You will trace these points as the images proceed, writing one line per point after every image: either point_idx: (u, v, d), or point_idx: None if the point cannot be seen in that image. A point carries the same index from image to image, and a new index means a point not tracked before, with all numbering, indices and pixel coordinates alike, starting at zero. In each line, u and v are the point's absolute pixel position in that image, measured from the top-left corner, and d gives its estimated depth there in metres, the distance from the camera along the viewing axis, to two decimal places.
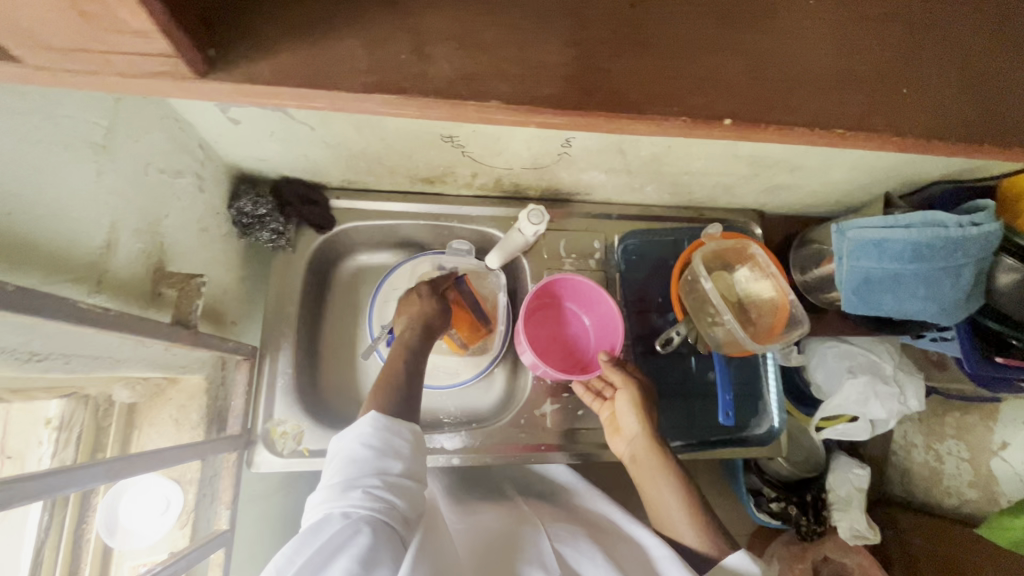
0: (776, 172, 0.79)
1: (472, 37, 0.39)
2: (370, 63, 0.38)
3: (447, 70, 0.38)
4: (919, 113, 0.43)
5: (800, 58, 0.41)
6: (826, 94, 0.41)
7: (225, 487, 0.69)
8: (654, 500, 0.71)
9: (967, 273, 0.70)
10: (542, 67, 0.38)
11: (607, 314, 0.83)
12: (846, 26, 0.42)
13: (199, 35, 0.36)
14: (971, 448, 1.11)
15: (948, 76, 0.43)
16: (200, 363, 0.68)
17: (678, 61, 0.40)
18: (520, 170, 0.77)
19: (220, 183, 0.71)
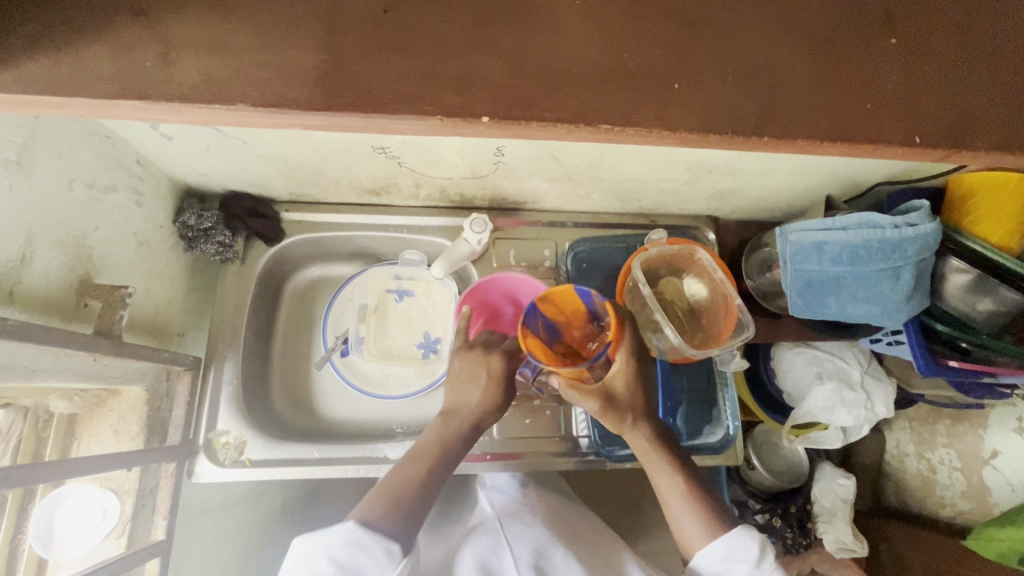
0: (717, 177, 0.79)
1: (218, 41, 0.38)
2: (112, 70, 0.37)
3: (191, 75, 0.37)
4: (692, 106, 0.40)
5: (556, 55, 0.39)
6: (587, 88, 0.39)
7: (162, 498, 0.70)
8: (674, 512, 0.66)
9: (907, 274, 0.69)
10: (292, 69, 0.38)
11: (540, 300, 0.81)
12: (612, 25, 0.40)
13: None
14: (962, 457, 1.08)
15: (724, 69, 0.40)
16: (138, 374, 0.69)
17: (429, 61, 0.38)
18: (461, 179, 0.79)
19: (161, 198, 0.73)
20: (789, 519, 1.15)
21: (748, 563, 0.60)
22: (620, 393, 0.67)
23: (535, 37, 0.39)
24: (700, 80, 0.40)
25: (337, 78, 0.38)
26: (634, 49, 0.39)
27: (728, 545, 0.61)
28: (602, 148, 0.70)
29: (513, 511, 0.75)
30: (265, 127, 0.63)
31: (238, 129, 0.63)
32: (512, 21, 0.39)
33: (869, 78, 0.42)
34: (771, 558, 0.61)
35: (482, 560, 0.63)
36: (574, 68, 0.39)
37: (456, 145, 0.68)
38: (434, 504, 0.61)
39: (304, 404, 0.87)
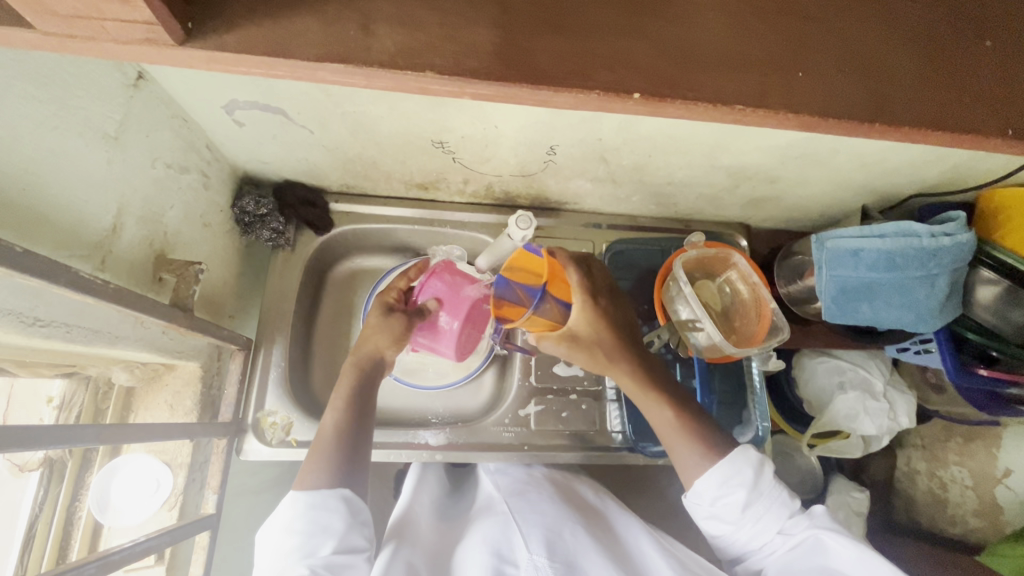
0: (756, 184, 0.82)
1: (412, 16, 0.38)
2: (328, 36, 0.37)
3: (391, 45, 0.38)
4: (813, 92, 0.41)
5: (695, 40, 0.41)
6: (727, 71, 0.40)
7: (213, 472, 0.70)
8: (674, 450, 0.67)
9: (941, 283, 0.71)
10: (473, 45, 0.38)
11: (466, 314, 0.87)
12: (743, 16, 0.41)
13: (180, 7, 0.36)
14: (974, 475, 1.11)
15: (839, 59, 0.42)
16: (195, 351, 0.71)
17: (591, 40, 0.39)
18: (509, 177, 0.82)
19: (223, 182, 0.76)
20: None
21: (744, 486, 0.62)
22: (582, 330, 0.68)
23: (710, 27, 0.41)
24: (819, 69, 0.42)
25: (510, 53, 0.38)
26: (759, 41, 0.41)
27: (725, 471, 0.63)
28: (651, 151, 0.73)
29: (517, 489, 0.74)
30: (334, 117, 0.66)
31: (310, 117, 0.66)
32: (666, 11, 0.41)
33: (959, 67, 0.44)
34: (766, 476, 0.63)
35: (493, 546, 0.63)
36: (711, 52, 0.41)
37: (513, 141, 0.71)
38: (363, 438, 0.67)
39: None
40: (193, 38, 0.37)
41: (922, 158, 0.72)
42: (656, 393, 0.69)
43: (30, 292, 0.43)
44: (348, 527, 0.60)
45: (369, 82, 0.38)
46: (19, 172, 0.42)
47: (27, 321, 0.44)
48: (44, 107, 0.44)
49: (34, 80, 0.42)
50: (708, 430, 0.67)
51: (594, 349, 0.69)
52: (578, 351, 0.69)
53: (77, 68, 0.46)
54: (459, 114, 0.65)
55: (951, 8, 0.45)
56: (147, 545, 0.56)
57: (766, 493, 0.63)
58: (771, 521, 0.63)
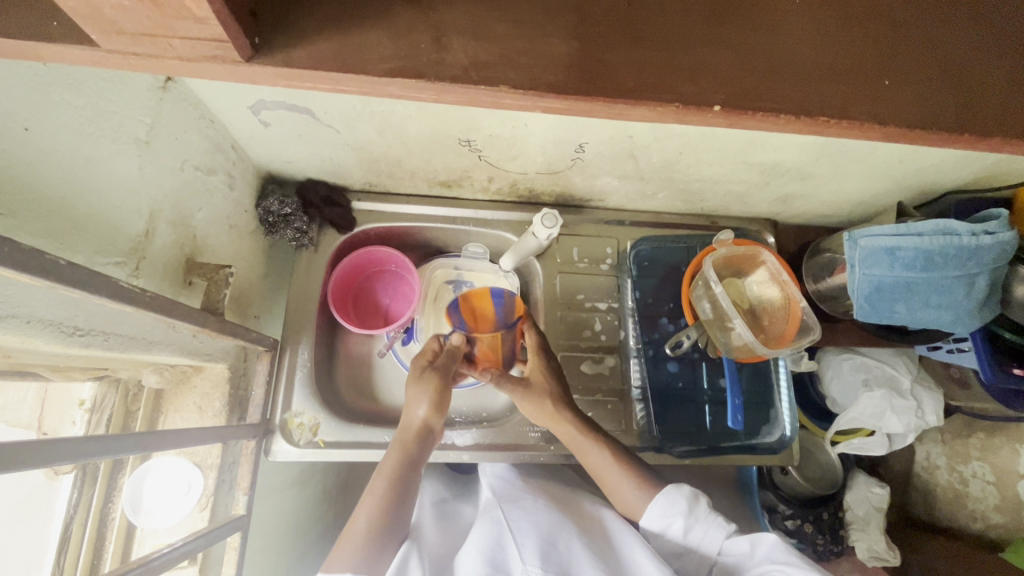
0: (787, 180, 0.80)
1: (486, 30, 0.40)
2: (394, 52, 0.39)
3: (464, 58, 0.39)
4: (897, 99, 0.42)
5: (793, 52, 0.41)
6: (819, 83, 0.41)
7: (243, 474, 0.71)
8: (610, 484, 0.73)
9: (980, 282, 0.70)
10: (553, 58, 0.39)
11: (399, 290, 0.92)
12: (835, 26, 0.42)
13: (247, 24, 0.37)
14: (996, 472, 1.10)
15: (920, 67, 0.43)
16: (223, 352, 0.71)
17: (679, 52, 0.40)
18: (535, 175, 0.80)
19: (248, 182, 0.75)
20: (819, 524, 1.18)
21: (681, 515, 0.68)
22: (534, 376, 0.78)
23: (800, 42, 0.42)
24: (907, 77, 0.43)
25: (588, 66, 0.39)
26: (844, 47, 0.42)
27: (662, 503, 0.69)
28: (682, 148, 0.71)
29: (512, 497, 0.74)
30: (361, 116, 0.65)
31: (337, 117, 0.65)
32: (759, 26, 0.41)
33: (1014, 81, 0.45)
34: (703, 503, 0.68)
35: (488, 555, 0.64)
36: (798, 62, 0.41)
37: (541, 139, 0.69)
38: (388, 541, 0.63)
39: (366, 389, 0.89)
40: (258, 53, 0.38)
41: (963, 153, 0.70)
42: (596, 435, 0.75)
43: (69, 301, 0.43)
44: None
45: (434, 93, 0.39)
46: (56, 180, 0.41)
47: (67, 331, 0.44)
48: (80, 112, 0.43)
49: (67, 85, 0.42)
50: (636, 467, 0.73)
51: (548, 396, 0.76)
52: (532, 401, 0.76)
53: (110, 71, 0.46)
54: (488, 112, 0.64)
55: (993, 28, 0.45)
56: (182, 550, 0.57)
57: (704, 518, 0.68)
58: (709, 545, 0.67)
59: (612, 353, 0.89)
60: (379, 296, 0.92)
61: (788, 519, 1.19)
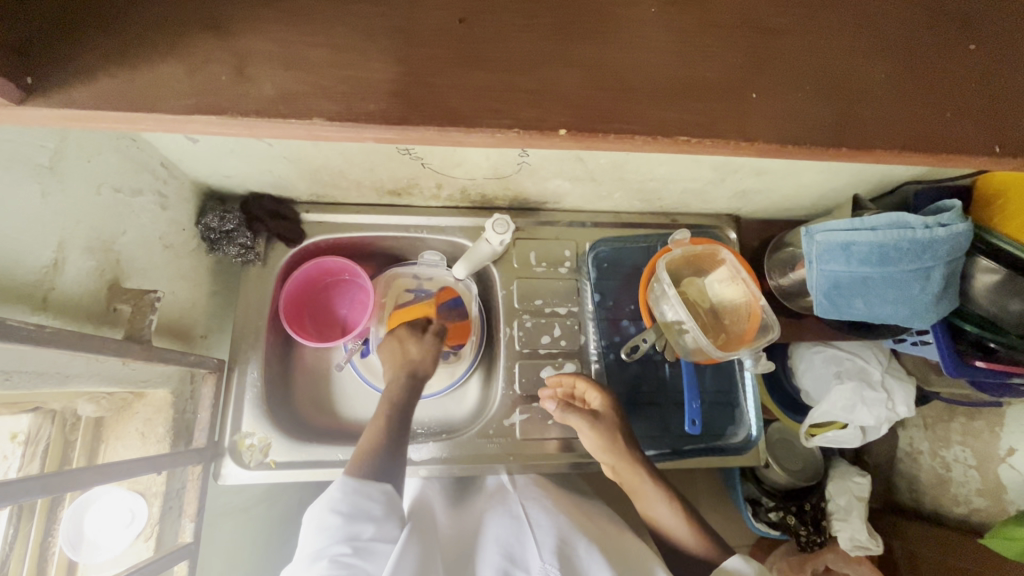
0: (742, 176, 0.78)
1: (299, 59, 0.37)
2: (189, 86, 0.37)
3: (268, 92, 0.37)
4: (784, 120, 0.42)
5: (642, 66, 0.40)
6: (668, 103, 0.40)
7: (190, 500, 0.69)
8: (660, 516, 0.77)
9: (937, 276, 0.68)
10: (367, 84, 0.37)
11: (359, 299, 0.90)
12: (689, 33, 0.41)
13: (11, 63, 0.35)
14: (977, 455, 1.09)
15: (800, 80, 0.42)
16: (164, 377, 0.70)
17: (517, 75, 0.39)
18: (484, 180, 0.78)
19: (185, 200, 0.73)
20: (802, 517, 1.20)
21: None
22: (603, 411, 0.76)
23: (663, 52, 0.40)
24: (774, 92, 0.41)
25: (415, 96, 0.38)
26: (708, 60, 0.40)
27: (736, 567, 0.67)
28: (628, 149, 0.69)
29: (534, 498, 0.75)
30: None
31: None
32: (607, 41, 0.40)
33: (933, 83, 0.44)
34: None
35: (506, 548, 0.64)
36: (648, 79, 0.40)
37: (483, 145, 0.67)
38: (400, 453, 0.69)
39: (325, 404, 0.87)
40: (32, 96, 0.35)
41: None
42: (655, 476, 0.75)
43: None
44: (384, 519, 0.62)
45: (313, 112, 0.37)
46: None
47: None
48: None
49: None
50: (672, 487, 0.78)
51: (617, 431, 0.75)
52: (604, 437, 0.74)
53: None
54: None
55: (865, 31, 0.44)
56: None
57: None
58: None
59: (574, 358, 0.86)
60: (337, 307, 0.90)
61: (772, 511, 1.21)
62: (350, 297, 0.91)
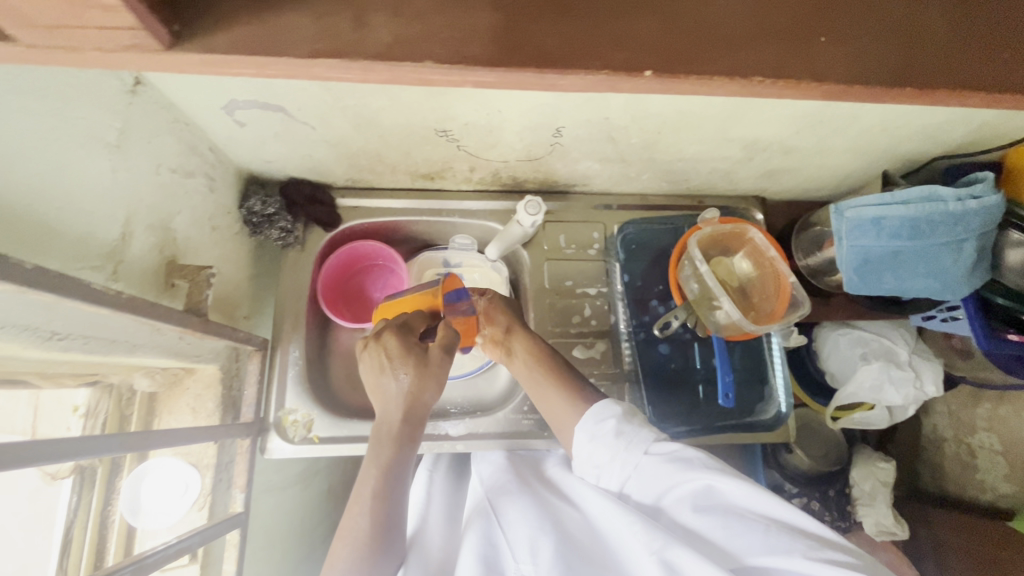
0: (770, 155, 0.80)
1: (408, 6, 0.40)
2: (318, 32, 0.39)
3: (385, 35, 0.39)
4: (841, 53, 0.43)
5: (719, 14, 0.41)
6: (744, 48, 0.41)
7: (240, 472, 0.72)
8: (553, 406, 0.73)
9: (969, 248, 0.69)
10: (475, 27, 0.40)
11: (392, 283, 0.92)
12: None
13: (165, 12, 0.37)
14: (1004, 440, 1.09)
15: (868, 23, 0.44)
16: (214, 353, 0.72)
17: (604, 18, 0.40)
18: (515, 162, 0.80)
19: (229, 184, 0.76)
20: (825, 502, 1.21)
21: (614, 421, 0.67)
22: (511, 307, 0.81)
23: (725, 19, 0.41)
24: (845, 34, 0.43)
25: (513, 37, 0.39)
26: (776, 8, 0.42)
27: (595, 414, 0.68)
28: (660, 128, 0.71)
29: (501, 487, 0.75)
30: (336, 111, 0.65)
31: (311, 112, 0.65)
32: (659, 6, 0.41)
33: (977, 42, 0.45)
34: (639, 416, 0.69)
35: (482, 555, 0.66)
36: (722, 26, 0.41)
37: (518, 125, 0.69)
38: (389, 529, 0.64)
39: (360, 384, 0.89)
40: (180, 43, 0.38)
41: (942, 118, 0.69)
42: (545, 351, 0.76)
43: (45, 307, 0.43)
44: None
45: (379, 72, 0.39)
46: (23, 186, 0.42)
47: (44, 336, 0.45)
48: (44, 120, 0.44)
49: (30, 93, 0.42)
50: (575, 380, 0.74)
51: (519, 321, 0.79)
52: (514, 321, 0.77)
53: (72, 76, 0.46)
54: (462, 101, 0.64)
55: None
56: (180, 546, 0.58)
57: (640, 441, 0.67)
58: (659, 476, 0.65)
59: (603, 337, 0.89)
60: (371, 291, 0.93)
61: (795, 497, 1.20)
62: (382, 281, 0.93)
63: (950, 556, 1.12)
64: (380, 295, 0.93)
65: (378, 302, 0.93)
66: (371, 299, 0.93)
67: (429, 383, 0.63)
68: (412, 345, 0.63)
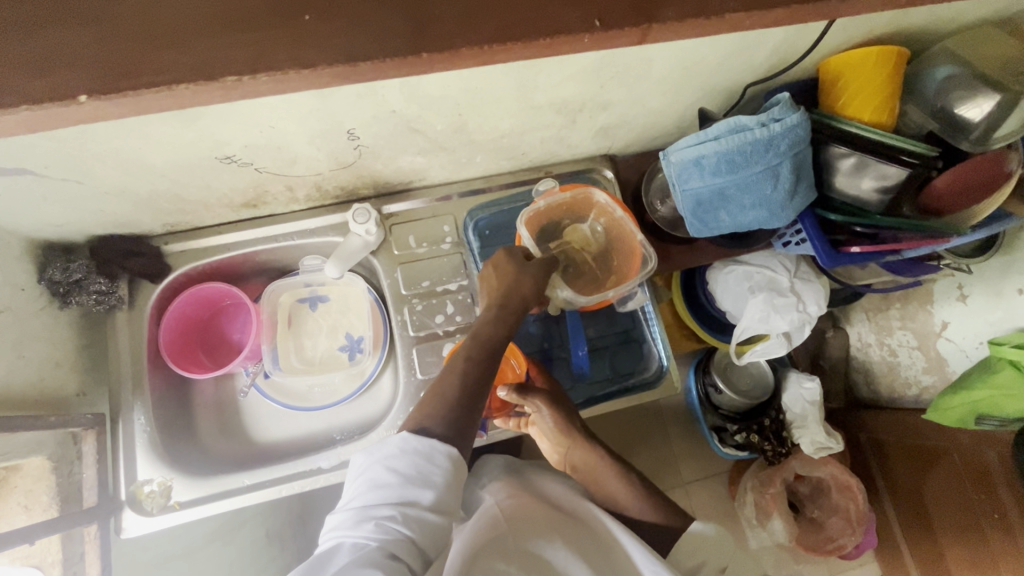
0: (592, 113, 0.77)
1: None
2: None
3: None
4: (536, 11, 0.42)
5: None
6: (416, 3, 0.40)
7: (91, 561, 0.71)
8: (613, 495, 0.79)
9: (785, 172, 0.68)
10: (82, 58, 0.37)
11: (248, 322, 0.87)
12: None
13: None
14: (917, 336, 1.12)
15: None
16: (37, 444, 0.66)
17: None
18: (332, 172, 0.76)
19: (18, 259, 0.69)
20: (765, 432, 1.20)
21: None
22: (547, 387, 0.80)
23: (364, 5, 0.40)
24: None
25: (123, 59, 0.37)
26: None
27: None
28: (458, 109, 0.67)
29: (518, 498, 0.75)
30: (91, 160, 0.59)
31: (63, 167, 0.59)
32: (320, 22, 0.39)
33: None
34: None
35: (484, 542, 0.63)
36: None
37: (305, 135, 0.64)
38: (477, 415, 0.59)
39: (238, 433, 0.85)
40: None
41: (733, 47, 0.67)
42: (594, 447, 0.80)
43: None
44: (447, 488, 0.52)
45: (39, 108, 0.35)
46: None
47: None
48: None
49: None
50: (646, 484, 0.79)
51: (572, 417, 0.79)
52: (556, 421, 0.78)
53: None
54: (225, 124, 0.59)
55: None
56: None
57: None
58: None
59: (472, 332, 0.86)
60: (229, 334, 0.88)
61: (736, 434, 1.23)
62: (242, 319, 0.88)
63: (889, 450, 1.18)
64: (241, 336, 0.88)
65: (237, 344, 0.88)
66: (230, 343, 0.88)
67: (528, 279, 0.67)
68: (517, 252, 0.70)
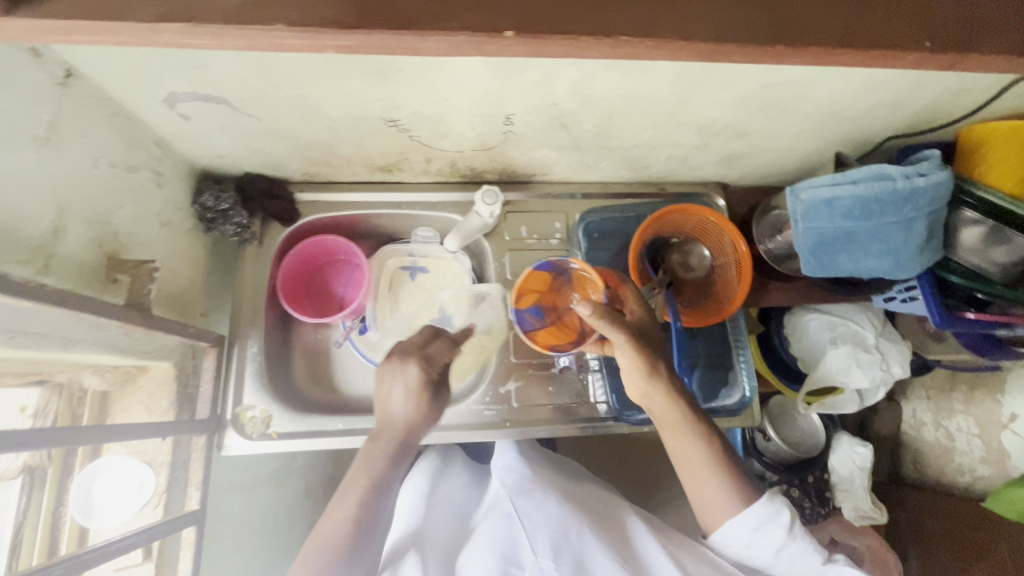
0: (725, 139, 0.79)
1: None
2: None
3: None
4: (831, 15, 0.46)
5: None
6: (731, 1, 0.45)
7: (195, 470, 0.74)
8: (700, 485, 0.68)
9: (919, 226, 0.69)
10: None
11: (354, 278, 0.91)
12: None
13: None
14: (979, 423, 1.09)
15: None
16: (166, 350, 0.72)
17: None
18: (471, 152, 0.80)
19: (181, 180, 0.75)
20: (806, 488, 1.16)
21: (783, 528, 0.66)
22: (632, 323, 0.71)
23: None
24: None
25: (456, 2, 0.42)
26: None
27: (761, 515, 0.66)
28: (610, 112, 0.71)
29: (520, 486, 0.73)
30: (278, 101, 0.65)
31: (252, 104, 0.64)
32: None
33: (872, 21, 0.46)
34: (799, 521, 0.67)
35: (501, 550, 0.64)
36: None
37: (468, 113, 0.69)
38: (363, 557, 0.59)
39: (325, 380, 0.89)
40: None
41: (893, 97, 0.68)
42: (682, 414, 0.68)
43: None
44: None
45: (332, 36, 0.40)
46: None
47: None
48: None
49: None
50: (734, 469, 0.68)
51: (658, 367, 0.68)
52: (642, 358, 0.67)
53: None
54: (403, 89, 0.63)
55: None
56: (124, 543, 0.59)
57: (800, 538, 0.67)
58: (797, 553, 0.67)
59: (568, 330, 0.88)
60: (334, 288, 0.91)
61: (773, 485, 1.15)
62: (343, 276, 0.92)
63: (931, 540, 1.11)
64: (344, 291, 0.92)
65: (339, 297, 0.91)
66: (333, 295, 0.92)
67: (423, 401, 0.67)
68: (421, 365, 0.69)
